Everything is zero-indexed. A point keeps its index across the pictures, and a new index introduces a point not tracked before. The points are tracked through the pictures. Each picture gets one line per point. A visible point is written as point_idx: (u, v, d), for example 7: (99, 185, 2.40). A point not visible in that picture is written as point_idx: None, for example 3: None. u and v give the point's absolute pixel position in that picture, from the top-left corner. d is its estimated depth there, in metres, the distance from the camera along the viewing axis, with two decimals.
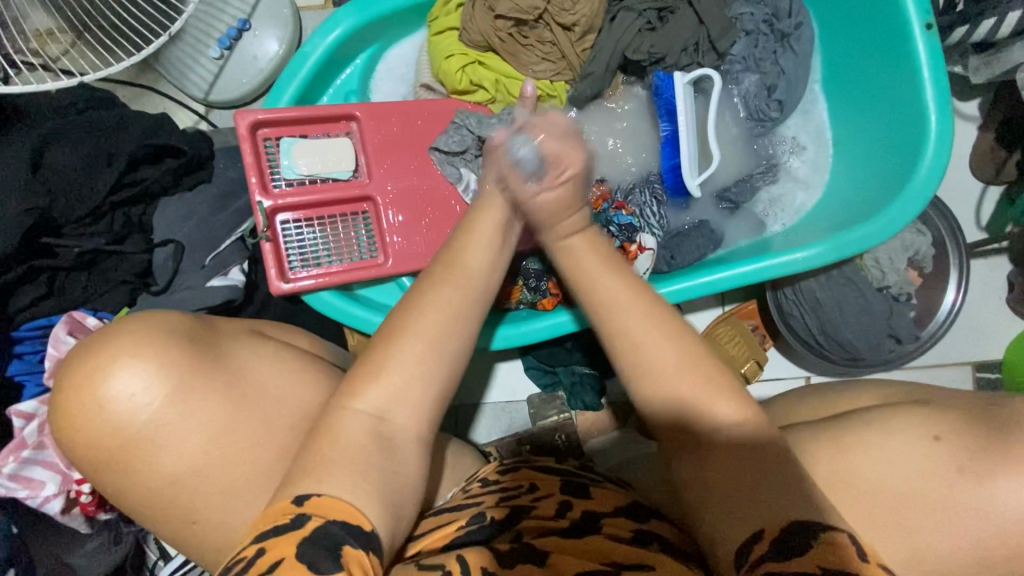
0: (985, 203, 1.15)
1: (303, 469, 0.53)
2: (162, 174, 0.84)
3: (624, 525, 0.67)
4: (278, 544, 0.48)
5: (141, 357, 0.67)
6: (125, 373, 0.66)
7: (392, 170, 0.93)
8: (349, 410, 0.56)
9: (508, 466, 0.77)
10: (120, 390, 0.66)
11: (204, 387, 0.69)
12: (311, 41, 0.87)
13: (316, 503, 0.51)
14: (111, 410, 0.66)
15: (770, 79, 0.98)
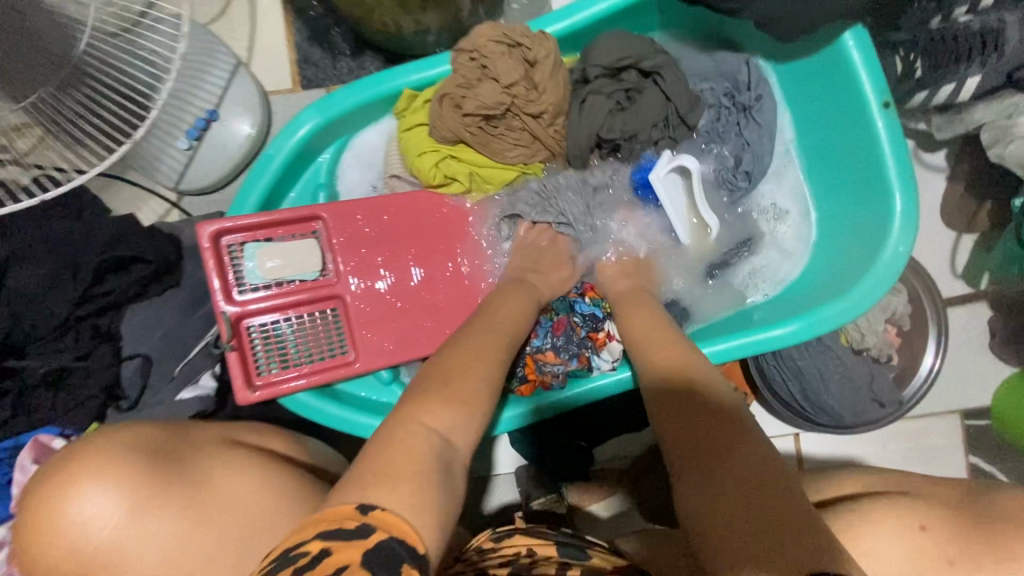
0: (960, 252, 1.13)
1: (369, 480, 0.46)
2: (129, 284, 0.83)
3: None
4: (341, 552, 0.40)
5: (112, 468, 0.53)
6: (90, 489, 0.52)
7: (361, 268, 0.88)
8: (418, 426, 0.52)
9: (502, 534, 0.80)
10: (79, 510, 0.51)
11: (177, 509, 0.54)
12: (275, 144, 0.86)
13: (382, 518, 0.43)
14: (69, 543, 0.51)
15: (733, 151, 0.96)
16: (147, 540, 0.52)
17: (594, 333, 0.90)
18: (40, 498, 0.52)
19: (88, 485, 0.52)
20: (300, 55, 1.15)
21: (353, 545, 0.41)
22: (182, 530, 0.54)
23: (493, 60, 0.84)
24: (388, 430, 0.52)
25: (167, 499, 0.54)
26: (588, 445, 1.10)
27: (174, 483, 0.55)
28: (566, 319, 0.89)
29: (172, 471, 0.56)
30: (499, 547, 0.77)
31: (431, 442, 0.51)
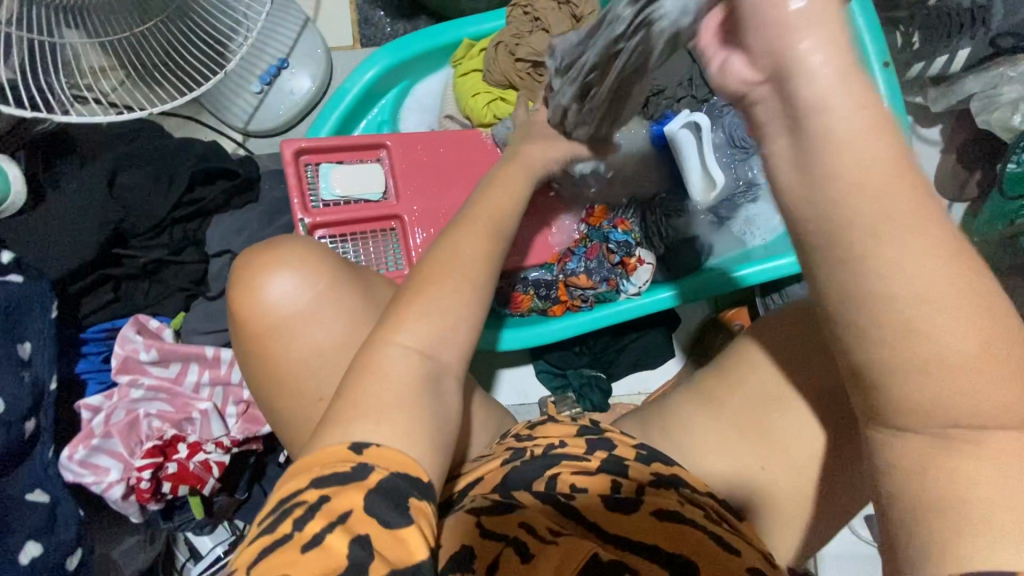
0: (953, 218, 1.23)
1: (342, 418, 0.51)
2: (217, 194, 0.94)
3: (644, 473, 0.66)
4: (345, 495, 0.47)
5: (302, 258, 0.63)
6: (288, 272, 0.62)
7: (417, 194, 0.98)
8: (393, 346, 0.54)
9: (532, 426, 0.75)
10: (276, 288, 0.62)
11: (354, 297, 0.64)
12: (351, 79, 0.98)
13: (374, 455, 0.49)
14: (270, 311, 0.62)
15: None
16: (336, 317, 0.63)
17: (627, 259, 1.02)
18: (241, 279, 0.63)
19: (282, 270, 0.62)
20: (361, 17, 1.28)
21: (351, 486, 0.47)
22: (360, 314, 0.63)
23: (545, 14, 0.97)
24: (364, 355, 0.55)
25: (348, 289, 0.64)
26: (608, 378, 1.19)
27: (352, 281, 0.65)
28: (599, 245, 1.02)
29: (351, 272, 0.66)
30: (535, 434, 0.72)
31: (410, 361, 0.54)
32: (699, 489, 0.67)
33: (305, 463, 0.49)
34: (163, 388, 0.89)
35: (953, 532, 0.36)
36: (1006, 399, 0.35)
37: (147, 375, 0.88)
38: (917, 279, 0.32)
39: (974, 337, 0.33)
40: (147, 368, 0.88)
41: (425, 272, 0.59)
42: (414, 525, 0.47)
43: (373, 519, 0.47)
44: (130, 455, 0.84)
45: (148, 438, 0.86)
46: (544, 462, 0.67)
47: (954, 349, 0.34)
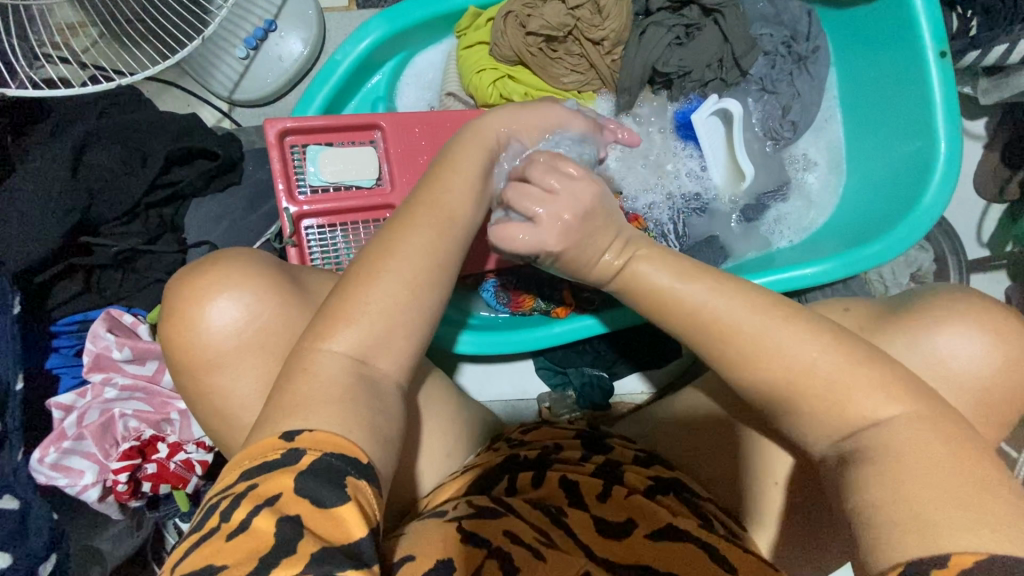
0: (986, 220, 1.15)
1: (276, 414, 0.47)
2: (195, 176, 0.87)
3: (642, 474, 0.66)
4: (276, 477, 0.42)
5: (235, 280, 0.62)
6: (221, 298, 0.61)
7: (414, 181, 0.90)
8: (323, 352, 0.51)
9: (528, 427, 0.76)
10: (216, 317, 0.61)
11: (299, 308, 0.63)
12: (343, 49, 0.87)
13: (308, 440, 0.45)
14: (197, 334, 0.62)
15: (783, 100, 0.95)
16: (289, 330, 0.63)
17: None
18: (175, 307, 0.62)
19: (219, 293, 0.61)
20: None
21: (281, 471, 0.43)
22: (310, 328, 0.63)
23: None
24: (294, 366, 0.50)
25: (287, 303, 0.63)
26: (610, 377, 1.14)
27: (288, 304, 0.63)
28: None
29: (291, 284, 0.65)
30: (528, 440, 0.71)
31: (345, 368, 0.50)
32: (699, 494, 0.65)
33: (235, 460, 0.45)
34: (140, 387, 0.83)
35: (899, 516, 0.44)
36: (882, 406, 0.50)
37: (121, 373, 0.82)
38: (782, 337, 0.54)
39: (849, 382, 0.51)
40: (122, 366, 0.82)
41: (349, 289, 0.53)
42: (352, 501, 0.42)
43: (307, 499, 0.42)
44: (105, 456, 0.80)
45: (124, 438, 0.81)
46: (535, 468, 0.66)
47: (827, 373, 0.52)
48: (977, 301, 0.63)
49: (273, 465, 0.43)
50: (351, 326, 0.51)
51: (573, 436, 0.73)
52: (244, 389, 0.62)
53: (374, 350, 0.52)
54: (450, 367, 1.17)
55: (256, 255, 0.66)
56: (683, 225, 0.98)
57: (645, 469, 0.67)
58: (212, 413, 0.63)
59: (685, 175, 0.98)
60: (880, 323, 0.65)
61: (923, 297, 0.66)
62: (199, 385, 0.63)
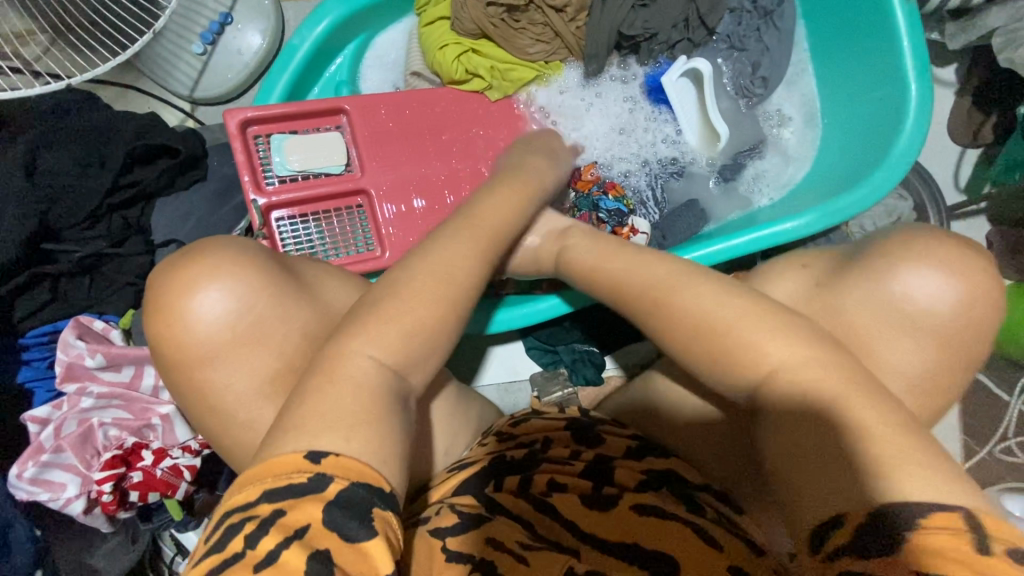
0: (963, 165, 1.14)
1: (288, 430, 0.45)
2: (159, 174, 0.84)
3: (635, 467, 0.64)
4: (303, 507, 0.41)
5: (223, 272, 0.60)
6: (210, 284, 0.59)
7: (384, 164, 0.88)
8: (349, 355, 0.50)
9: (519, 418, 0.73)
10: (203, 308, 0.59)
11: (294, 301, 0.62)
12: (300, 33, 0.85)
13: (334, 465, 0.43)
14: (189, 325, 0.59)
15: (752, 56, 0.94)
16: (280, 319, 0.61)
17: (618, 228, 0.91)
18: (165, 297, 0.59)
19: (209, 284, 0.59)
20: None
21: (308, 499, 0.41)
22: (309, 316, 0.62)
23: None
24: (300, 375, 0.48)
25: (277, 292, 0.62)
26: (600, 351, 1.14)
27: (280, 293, 0.61)
28: (588, 214, 0.91)
29: (282, 272, 0.63)
30: (518, 433, 0.69)
31: (372, 369, 0.49)
32: (691, 480, 0.64)
33: (252, 475, 0.43)
34: (118, 394, 0.81)
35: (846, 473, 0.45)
36: (774, 349, 0.51)
37: (97, 382, 0.80)
38: (706, 303, 0.55)
39: (781, 352, 0.51)
40: (97, 375, 0.80)
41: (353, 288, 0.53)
42: (381, 537, 0.41)
43: (336, 533, 0.41)
44: (88, 467, 0.77)
45: (105, 448, 0.79)
46: (522, 471, 0.63)
47: (794, 339, 0.52)
48: (947, 249, 0.61)
49: (300, 487, 0.42)
50: (383, 325, 0.51)
51: (563, 429, 0.70)
52: (220, 383, 0.60)
53: (409, 361, 0.51)
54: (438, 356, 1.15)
55: (245, 245, 0.64)
56: (662, 191, 0.97)
57: (633, 461, 0.65)
58: (190, 410, 0.61)
59: (661, 142, 0.97)
60: (839, 274, 0.64)
61: (886, 239, 0.65)
62: (175, 381, 0.61)
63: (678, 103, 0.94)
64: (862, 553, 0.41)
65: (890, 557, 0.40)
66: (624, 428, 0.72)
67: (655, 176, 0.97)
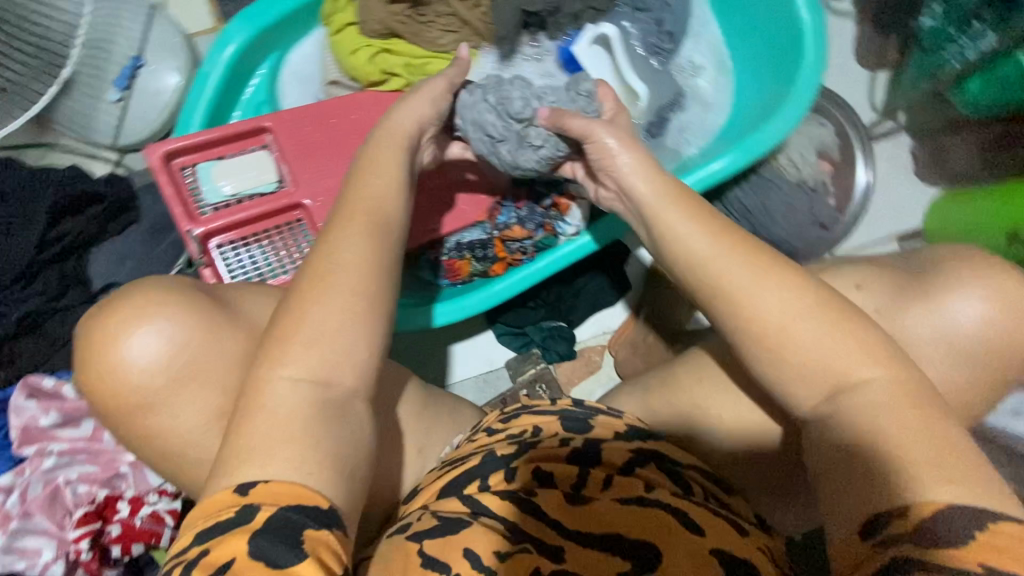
0: (876, 88, 1.20)
1: (232, 461, 0.48)
2: (88, 222, 0.83)
3: (623, 448, 0.64)
4: (229, 543, 0.44)
5: (149, 314, 0.59)
6: (141, 328, 0.58)
7: (315, 174, 0.88)
8: (271, 379, 0.51)
9: (511, 412, 0.71)
10: (133, 352, 0.58)
11: (227, 329, 0.61)
12: (209, 60, 0.85)
13: (262, 493, 0.46)
14: (120, 373, 0.58)
15: (656, 14, 0.97)
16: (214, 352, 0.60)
17: (558, 199, 0.95)
18: (90, 348, 0.59)
19: (135, 329, 0.58)
20: None
21: (235, 534, 0.44)
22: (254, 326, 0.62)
23: None
24: (248, 395, 0.51)
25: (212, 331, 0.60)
26: (569, 325, 1.16)
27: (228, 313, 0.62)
28: (526, 190, 0.94)
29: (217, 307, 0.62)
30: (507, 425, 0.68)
31: (300, 392, 0.51)
32: (678, 461, 0.65)
33: (193, 518, 0.47)
34: (80, 449, 0.79)
35: (901, 470, 0.45)
36: (867, 365, 0.49)
37: (57, 440, 0.78)
38: (765, 294, 0.51)
39: (834, 355, 0.50)
40: (55, 434, 0.78)
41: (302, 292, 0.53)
42: (311, 558, 0.44)
43: (262, 562, 0.43)
44: (62, 527, 0.76)
45: (77, 506, 0.77)
46: (506, 462, 0.62)
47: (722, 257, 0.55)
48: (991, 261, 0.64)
49: (229, 525, 0.45)
50: (301, 345, 0.51)
51: (554, 414, 0.68)
52: (174, 409, 0.59)
53: (335, 367, 0.52)
54: (411, 361, 1.15)
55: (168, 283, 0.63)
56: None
57: (623, 445, 0.65)
58: (148, 443, 0.61)
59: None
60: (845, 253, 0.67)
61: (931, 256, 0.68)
62: (128, 416, 0.60)
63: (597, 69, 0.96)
64: (923, 542, 0.42)
65: (941, 550, 0.41)
66: (619, 416, 0.70)
67: None
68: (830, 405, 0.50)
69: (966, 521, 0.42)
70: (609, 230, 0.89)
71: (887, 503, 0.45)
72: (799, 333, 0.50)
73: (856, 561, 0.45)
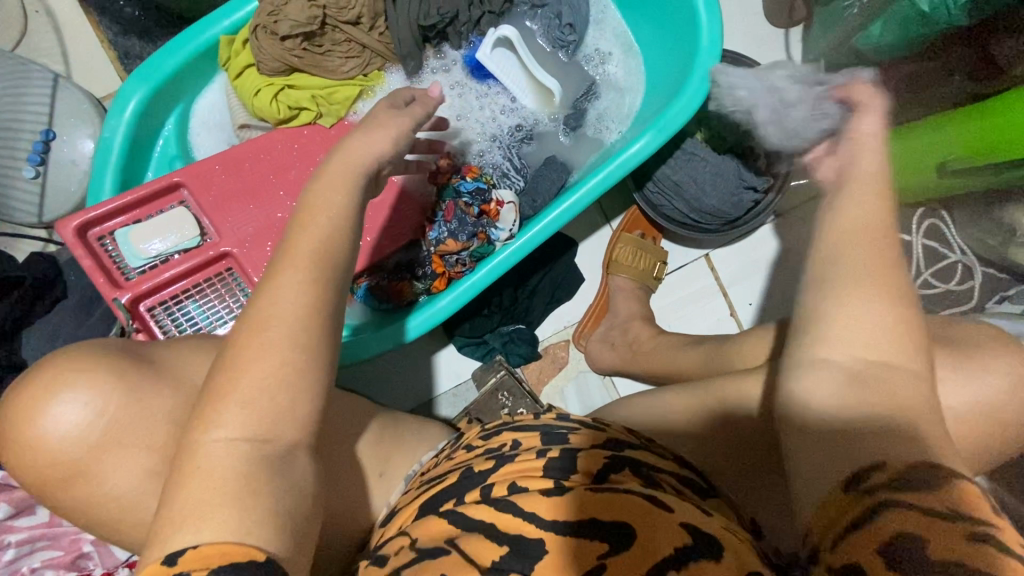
0: (792, 44, 1.20)
1: (163, 529, 0.44)
2: (11, 308, 0.82)
3: (599, 454, 0.59)
4: None
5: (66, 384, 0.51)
6: (60, 400, 0.50)
7: (238, 221, 0.87)
8: (209, 442, 0.47)
9: (491, 430, 0.69)
10: (57, 424, 0.50)
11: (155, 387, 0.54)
12: (108, 124, 0.84)
13: (192, 559, 0.42)
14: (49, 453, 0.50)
15: (554, 8, 0.97)
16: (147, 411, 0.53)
17: (485, 207, 0.93)
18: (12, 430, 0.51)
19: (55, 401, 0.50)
20: (119, 52, 1.10)
21: None
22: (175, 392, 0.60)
23: None
24: (182, 458, 0.47)
25: (145, 397, 0.54)
26: (528, 327, 1.16)
27: (159, 371, 0.56)
28: (453, 203, 0.93)
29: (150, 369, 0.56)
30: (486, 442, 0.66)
31: (238, 453, 0.46)
32: (659, 466, 0.59)
33: None
34: (40, 534, 0.78)
35: (882, 435, 0.42)
36: (912, 381, 0.44)
37: (13, 531, 0.77)
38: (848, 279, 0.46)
39: (879, 347, 0.44)
40: (12, 524, 0.77)
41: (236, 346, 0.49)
42: None
43: None
44: None
45: None
46: (479, 483, 0.58)
47: None
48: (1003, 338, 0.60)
49: None
50: (237, 406, 0.47)
51: (535, 432, 0.64)
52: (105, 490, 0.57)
53: (277, 421, 0.48)
54: (375, 386, 1.15)
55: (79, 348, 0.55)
56: (518, 157, 0.99)
57: (599, 453, 0.60)
58: None
59: (500, 114, 1.00)
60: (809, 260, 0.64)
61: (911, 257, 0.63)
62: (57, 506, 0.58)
63: (504, 73, 0.97)
64: (903, 489, 0.39)
65: (919, 492, 0.39)
66: (602, 430, 0.65)
67: (505, 143, 0.99)
68: (856, 395, 0.44)
69: (934, 472, 0.40)
70: (548, 227, 0.88)
71: (858, 458, 0.42)
72: (851, 314, 0.45)
73: (827, 519, 0.41)
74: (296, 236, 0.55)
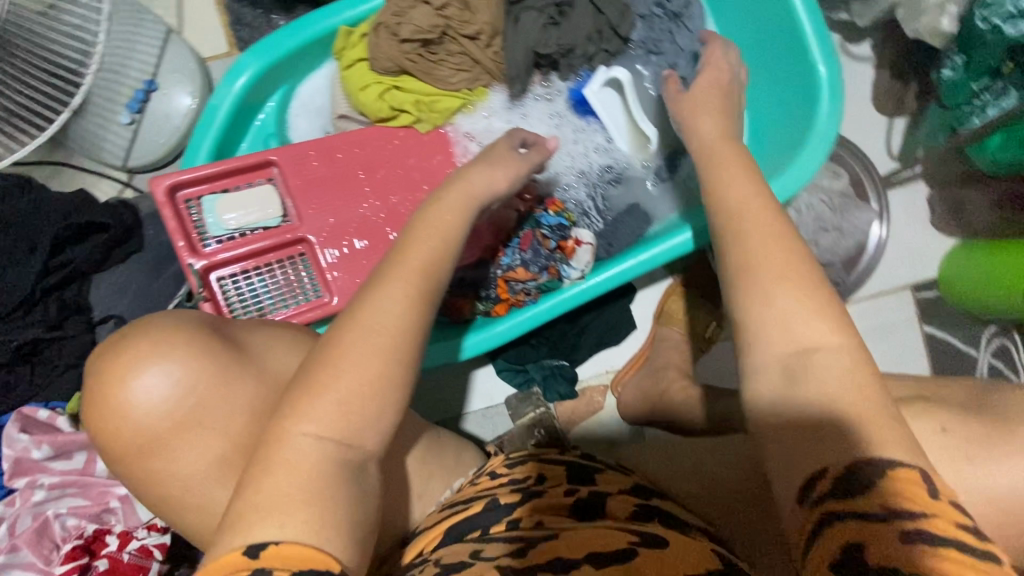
0: (893, 134, 1.17)
1: (238, 519, 0.42)
2: (90, 251, 0.83)
3: (632, 501, 0.60)
4: None
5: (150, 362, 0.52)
6: (147, 373, 0.51)
7: (321, 209, 0.87)
8: (292, 437, 0.45)
9: (514, 460, 0.69)
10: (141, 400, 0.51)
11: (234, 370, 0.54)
12: (218, 92, 0.85)
13: (273, 556, 0.41)
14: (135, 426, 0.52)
15: (669, 58, 0.96)
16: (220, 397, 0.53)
17: (563, 242, 0.92)
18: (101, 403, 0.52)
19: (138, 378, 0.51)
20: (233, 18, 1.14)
21: None
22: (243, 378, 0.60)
23: None
24: (266, 445, 0.45)
25: (228, 382, 0.54)
26: (571, 364, 1.14)
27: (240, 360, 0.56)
28: (531, 232, 0.92)
29: (236, 354, 0.55)
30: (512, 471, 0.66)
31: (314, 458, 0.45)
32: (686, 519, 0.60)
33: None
34: (72, 481, 0.79)
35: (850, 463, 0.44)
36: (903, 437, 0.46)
37: (48, 472, 0.79)
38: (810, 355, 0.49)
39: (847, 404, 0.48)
40: (46, 466, 0.79)
41: (326, 355, 0.48)
42: None
43: None
44: (48, 562, 0.75)
45: (65, 539, 0.76)
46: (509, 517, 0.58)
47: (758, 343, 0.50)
48: None
49: None
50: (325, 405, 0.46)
51: (563, 473, 0.65)
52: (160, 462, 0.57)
53: (359, 431, 0.47)
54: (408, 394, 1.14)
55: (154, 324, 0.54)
56: (603, 199, 0.99)
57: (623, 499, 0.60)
58: None
59: (593, 151, 0.99)
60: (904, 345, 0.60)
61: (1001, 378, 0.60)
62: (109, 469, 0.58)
63: (607, 114, 0.96)
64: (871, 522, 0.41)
65: (886, 520, 0.41)
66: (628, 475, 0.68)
67: (592, 182, 0.99)
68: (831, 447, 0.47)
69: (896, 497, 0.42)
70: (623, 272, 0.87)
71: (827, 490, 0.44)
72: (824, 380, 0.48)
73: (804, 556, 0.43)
74: (396, 252, 0.55)
